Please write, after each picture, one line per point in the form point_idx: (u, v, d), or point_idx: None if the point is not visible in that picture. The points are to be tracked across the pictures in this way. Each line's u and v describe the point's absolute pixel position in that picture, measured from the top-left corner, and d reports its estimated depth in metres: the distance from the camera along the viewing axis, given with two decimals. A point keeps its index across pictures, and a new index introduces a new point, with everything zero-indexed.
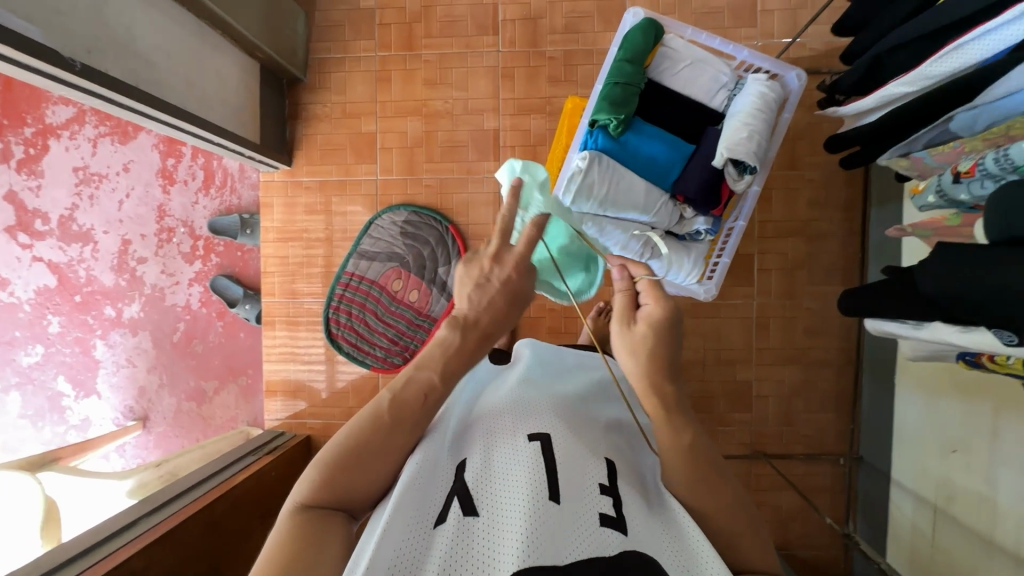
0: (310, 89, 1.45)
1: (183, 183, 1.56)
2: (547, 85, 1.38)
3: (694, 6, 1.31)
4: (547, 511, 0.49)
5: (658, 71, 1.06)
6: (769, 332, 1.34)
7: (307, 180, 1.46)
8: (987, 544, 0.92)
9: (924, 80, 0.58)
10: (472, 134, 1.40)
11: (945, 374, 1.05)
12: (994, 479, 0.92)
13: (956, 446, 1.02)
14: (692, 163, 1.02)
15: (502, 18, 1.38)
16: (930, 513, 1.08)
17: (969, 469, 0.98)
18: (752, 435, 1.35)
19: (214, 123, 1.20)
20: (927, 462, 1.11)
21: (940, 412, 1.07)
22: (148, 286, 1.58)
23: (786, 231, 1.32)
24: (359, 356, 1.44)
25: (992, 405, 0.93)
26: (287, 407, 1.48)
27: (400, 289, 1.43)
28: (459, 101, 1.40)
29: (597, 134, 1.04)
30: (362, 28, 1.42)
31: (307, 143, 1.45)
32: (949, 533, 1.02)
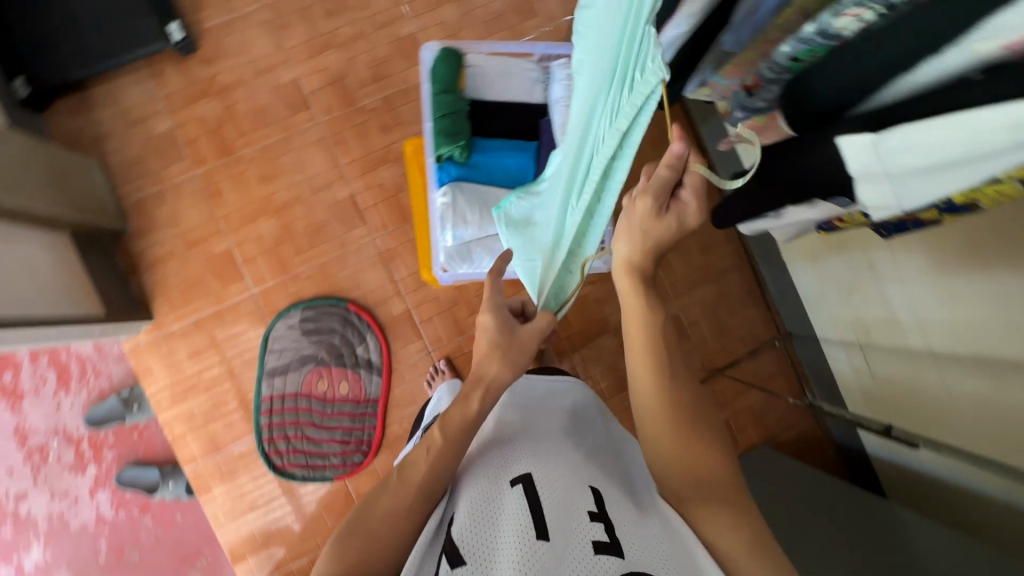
0: (139, 234, 1.32)
1: (34, 392, 1.36)
2: (381, 135, 1.37)
3: (479, 17, 1.39)
4: (547, 553, 0.49)
5: (474, 90, 1.25)
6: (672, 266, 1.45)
7: (178, 327, 1.32)
8: (909, 354, 1.07)
9: (688, 22, 0.67)
10: (329, 209, 1.36)
11: (817, 239, 1.21)
12: (888, 301, 1.08)
13: (852, 289, 1.17)
14: (541, 156, 1.21)
15: (307, 91, 1.36)
16: (859, 352, 1.22)
17: (869, 302, 1.14)
18: (702, 359, 1.46)
19: (40, 317, 1.06)
20: (837, 313, 1.26)
21: (827, 269, 1.23)
22: (43, 521, 1.35)
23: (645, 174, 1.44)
24: (316, 473, 1.34)
25: (860, 245, 1.09)
26: (264, 563, 1.32)
27: (328, 387, 1.35)
28: (302, 184, 1.35)
29: (447, 167, 1.21)
30: (169, 153, 1.33)
31: (161, 289, 1.32)
32: (879, 360, 1.17)
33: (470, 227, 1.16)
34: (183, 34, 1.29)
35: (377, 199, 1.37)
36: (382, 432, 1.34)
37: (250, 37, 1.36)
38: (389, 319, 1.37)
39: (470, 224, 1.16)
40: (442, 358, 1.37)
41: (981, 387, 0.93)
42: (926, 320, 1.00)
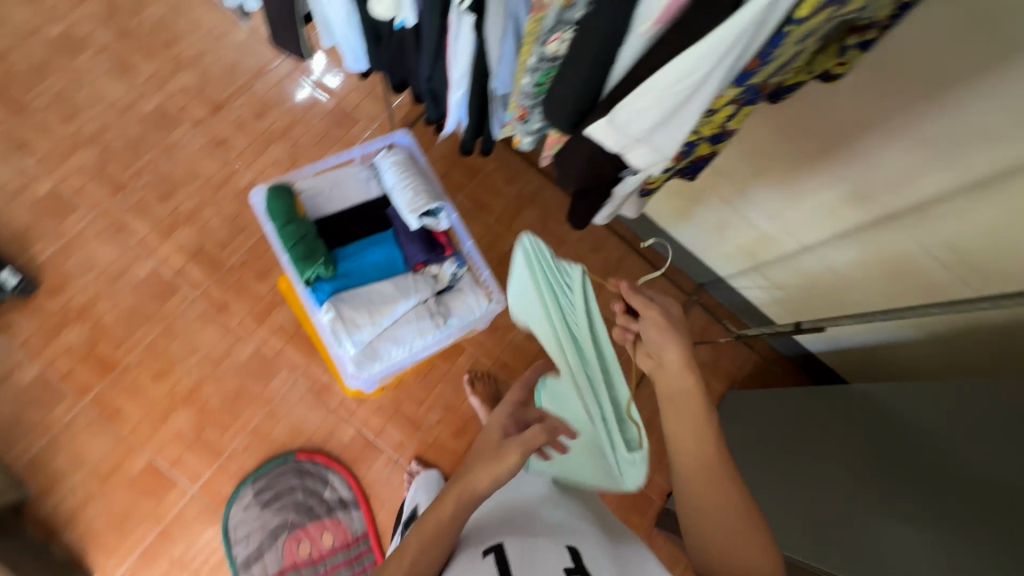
0: (47, 492, 1.22)
1: None
2: (260, 282, 1.38)
3: (307, 142, 1.46)
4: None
5: (317, 209, 1.33)
6: None
7: (127, 565, 1.21)
8: (792, 255, 1.21)
9: (462, 80, 0.77)
10: (238, 373, 1.33)
11: (675, 200, 1.36)
12: (752, 223, 1.23)
13: (722, 227, 1.31)
14: (402, 238, 1.30)
15: (171, 275, 1.35)
16: (756, 273, 1.36)
17: (738, 232, 1.28)
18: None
19: None
20: (721, 252, 1.39)
21: (695, 220, 1.37)
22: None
23: (514, 210, 1.54)
24: None
25: (709, 190, 1.24)
26: None
27: (311, 547, 1.26)
28: (201, 362, 1.32)
29: (320, 285, 1.24)
30: (50, 396, 1.26)
31: (93, 536, 1.22)
32: (773, 273, 1.30)
33: (365, 327, 1.21)
34: (18, 276, 1.25)
35: (282, 342, 1.36)
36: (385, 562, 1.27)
37: (92, 251, 1.34)
38: (344, 447, 1.33)
39: (364, 325, 1.21)
40: (411, 459, 1.34)
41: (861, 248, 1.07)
42: (791, 221, 1.14)
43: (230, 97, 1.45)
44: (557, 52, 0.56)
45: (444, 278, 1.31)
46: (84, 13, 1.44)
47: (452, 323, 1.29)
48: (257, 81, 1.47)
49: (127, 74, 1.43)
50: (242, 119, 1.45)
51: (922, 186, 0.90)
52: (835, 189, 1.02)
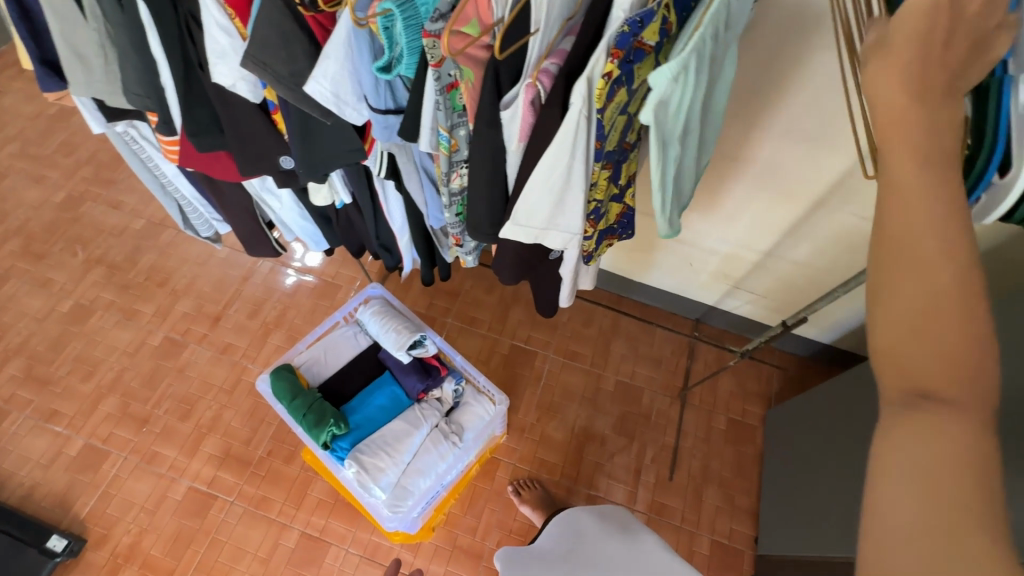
0: None
1: None
2: (290, 464, 1.41)
3: (302, 320, 1.59)
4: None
5: (316, 375, 1.39)
6: (580, 351, 1.59)
7: None
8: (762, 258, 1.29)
9: (405, 226, 1.04)
10: (289, 563, 1.31)
11: (638, 254, 1.46)
12: (711, 246, 1.33)
13: (689, 261, 1.41)
14: (401, 374, 1.37)
15: (205, 486, 1.39)
16: (738, 289, 1.43)
17: (702, 260, 1.38)
18: (666, 393, 1.54)
19: None
20: (698, 282, 1.47)
21: (663, 265, 1.46)
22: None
23: (501, 313, 1.63)
24: None
25: (661, 236, 1.36)
26: None
27: None
28: (251, 565, 1.31)
29: (338, 443, 1.28)
30: None
31: None
32: (753, 281, 1.38)
33: (389, 469, 1.25)
34: (65, 539, 1.29)
35: (324, 517, 1.35)
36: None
37: (129, 490, 1.39)
38: None
39: (388, 466, 1.25)
40: None
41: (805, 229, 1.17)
42: (737, 231, 1.25)
43: (226, 306, 1.60)
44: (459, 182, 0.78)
45: (449, 397, 1.37)
46: (88, 282, 1.63)
47: (469, 438, 1.32)
48: (246, 285, 1.63)
49: (133, 319, 1.59)
50: (240, 321, 1.58)
51: (826, 166, 1.02)
52: (757, 193, 1.14)
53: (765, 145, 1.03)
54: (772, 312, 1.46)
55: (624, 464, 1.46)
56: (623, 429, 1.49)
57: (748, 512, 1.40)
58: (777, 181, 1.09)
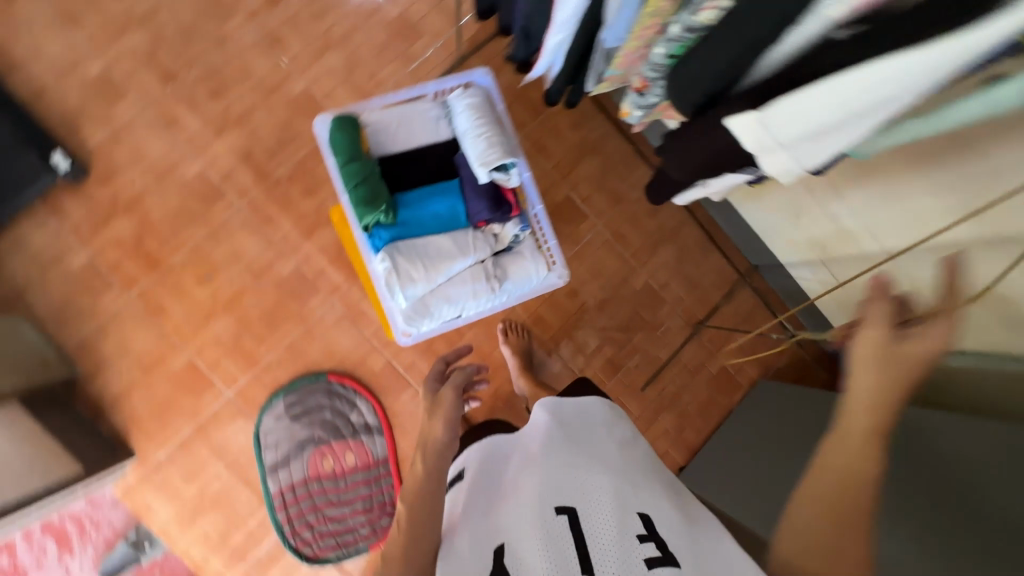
0: (146, 450, 1.40)
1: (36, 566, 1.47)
2: (335, 265, 1.50)
3: None
4: (563, 534, 0.67)
5: (377, 143, 1.20)
6: (627, 238, 1.65)
7: (205, 516, 1.42)
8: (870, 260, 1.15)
9: (564, 24, 0.74)
10: (317, 349, 1.48)
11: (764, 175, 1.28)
12: (835, 218, 1.16)
13: (799, 214, 1.26)
14: (466, 192, 1.18)
15: (259, 256, 1.48)
16: (822, 265, 1.31)
17: (815, 222, 1.23)
18: (682, 313, 1.65)
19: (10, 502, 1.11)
20: (790, 235, 1.34)
21: (776, 198, 1.29)
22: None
23: (579, 158, 1.65)
24: (348, 550, 1.44)
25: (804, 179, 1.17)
26: None
27: (332, 463, 1.46)
28: (284, 344, 1.47)
29: (377, 232, 1.14)
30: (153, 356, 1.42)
31: (174, 485, 1.42)
32: (841, 267, 1.25)
33: (418, 283, 1.13)
34: None
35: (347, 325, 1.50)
36: (400, 485, 1.47)
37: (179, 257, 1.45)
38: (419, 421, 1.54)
39: (417, 281, 1.13)
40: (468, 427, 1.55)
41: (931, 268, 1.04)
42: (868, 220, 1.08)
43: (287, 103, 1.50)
44: (701, 20, 0.58)
45: (505, 239, 1.20)
46: None
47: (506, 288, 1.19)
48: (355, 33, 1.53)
49: (196, 92, 1.48)
50: (300, 125, 1.50)
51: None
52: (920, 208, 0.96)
53: (1001, 184, 0.83)
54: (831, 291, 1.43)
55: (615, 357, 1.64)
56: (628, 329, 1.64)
57: (689, 446, 1.62)
58: (962, 218, 0.91)
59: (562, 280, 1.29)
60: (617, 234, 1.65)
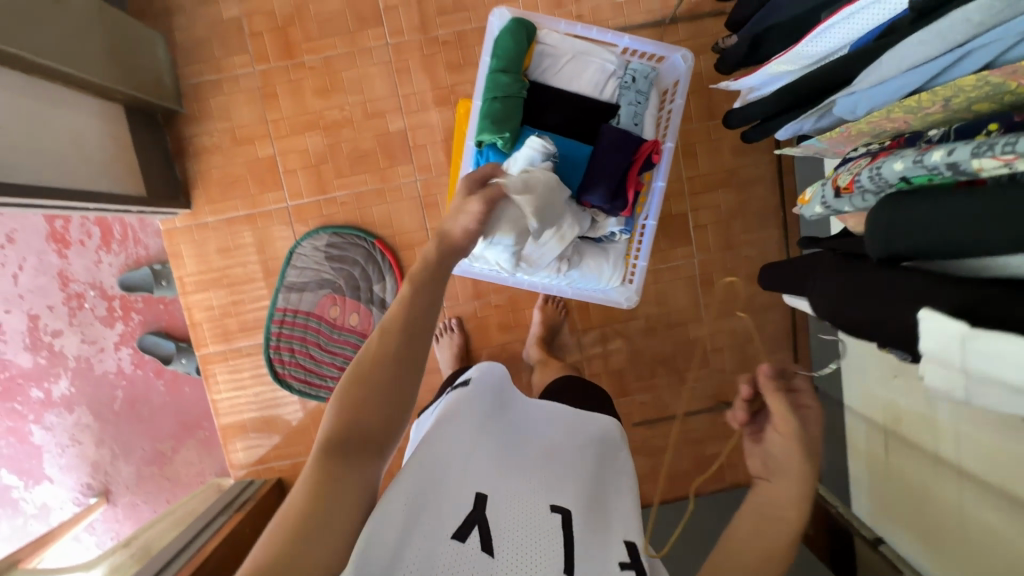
0: (210, 210, 1.52)
1: (79, 244, 1.66)
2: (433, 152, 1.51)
3: None
4: (555, 532, 0.71)
5: (543, 70, 1.24)
6: (712, 286, 1.54)
7: (220, 295, 1.54)
8: (934, 459, 1.07)
9: (799, 60, 0.84)
10: (383, 213, 1.52)
11: None
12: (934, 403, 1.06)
13: (896, 372, 1.14)
14: (598, 159, 1.16)
15: (376, 106, 1.50)
16: (880, 434, 1.20)
17: (909, 394, 1.12)
18: (714, 387, 1.56)
19: (103, 194, 1.25)
20: (871, 385, 1.22)
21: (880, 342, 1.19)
22: (148, 449, 1.71)
23: (715, 183, 1.51)
24: (312, 390, 1.54)
25: None
26: (251, 453, 1.57)
27: (338, 314, 1.54)
28: (355, 197, 1.52)
29: (488, 151, 1.21)
30: (251, 143, 1.51)
31: (211, 255, 1.53)
32: (902, 452, 1.14)
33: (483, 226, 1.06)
34: None
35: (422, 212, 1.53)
36: None
37: (317, 67, 1.49)
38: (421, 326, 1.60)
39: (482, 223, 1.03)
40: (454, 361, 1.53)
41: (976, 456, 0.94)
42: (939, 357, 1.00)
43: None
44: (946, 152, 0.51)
45: (602, 230, 1.23)
46: None
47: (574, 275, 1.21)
48: None
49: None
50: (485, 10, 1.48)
51: None
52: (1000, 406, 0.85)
53: None
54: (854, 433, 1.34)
55: (626, 380, 1.58)
56: (658, 368, 1.57)
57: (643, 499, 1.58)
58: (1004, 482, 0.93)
59: (628, 300, 1.28)
60: (706, 278, 1.54)
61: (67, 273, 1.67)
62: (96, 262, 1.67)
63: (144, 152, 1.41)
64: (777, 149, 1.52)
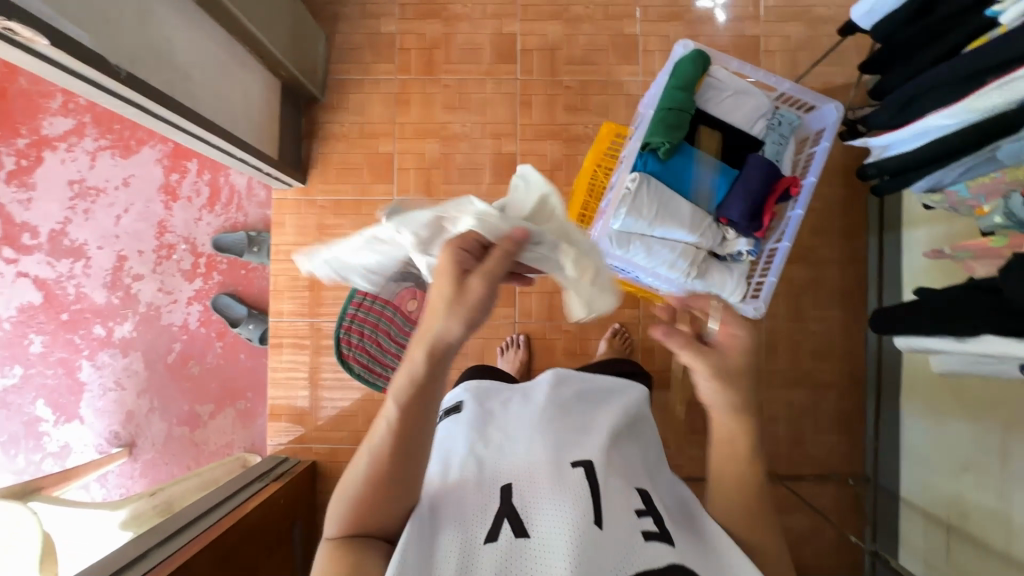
0: (327, 109, 1.40)
1: (186, 199, 1.50)
2: (564, 114, 1.38)
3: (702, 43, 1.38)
4: (581, 489, 0.58)
5: None
6: (778, 354, 1.34)
7: (321, 200, 1.40)
8: (1004, 559, 0.95)
9: None
10: (488, 157, 1.38)
11: (954, 396, 1.08)
12: (1007, 495, 0.96)
13: (967, 464, 1.05)
14: None
15: (520, 48, 1.39)
16: (943, 531, 1.10)
17: (982, 486, 1.01)
18: (765, 458, 1.33)
19: (234, 135, 1.06)
20: (935, 479, 1.13)
21: (949, 433, 1.10)
22: (183, 408, 1.50)
23: (836, 238, 1.34)
24: (370, 377, 1.37)
25: (1002, 425, 0.97)
26: (291, 432, 1.39)
27: (415, 309, 1.39)
28: (476, 126, 1.38)
29: None
30: (383, 52, 1.39)
31: (323, 162, 1.40)
32: (964, 550, 1.04)
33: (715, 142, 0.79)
34: None
35: (533, 168, 1.38)
36: (442, 371, 1.37)
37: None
38: None
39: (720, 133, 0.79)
40: (521, 331, 1.35)
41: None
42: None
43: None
44: None
45: None
46: None
47: None
48: None
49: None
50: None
51: None
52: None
53: None
54: (903, 537, 1.21)
55: (677, 430, 1.33)
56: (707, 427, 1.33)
57: None
58: None
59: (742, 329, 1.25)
60: (794, 344, 1.34)
61: (167, 223, 1.50)
62: (196, 219, 1.50)
63: (285, 109, 1.28)
64: (873, 233, 1.31)
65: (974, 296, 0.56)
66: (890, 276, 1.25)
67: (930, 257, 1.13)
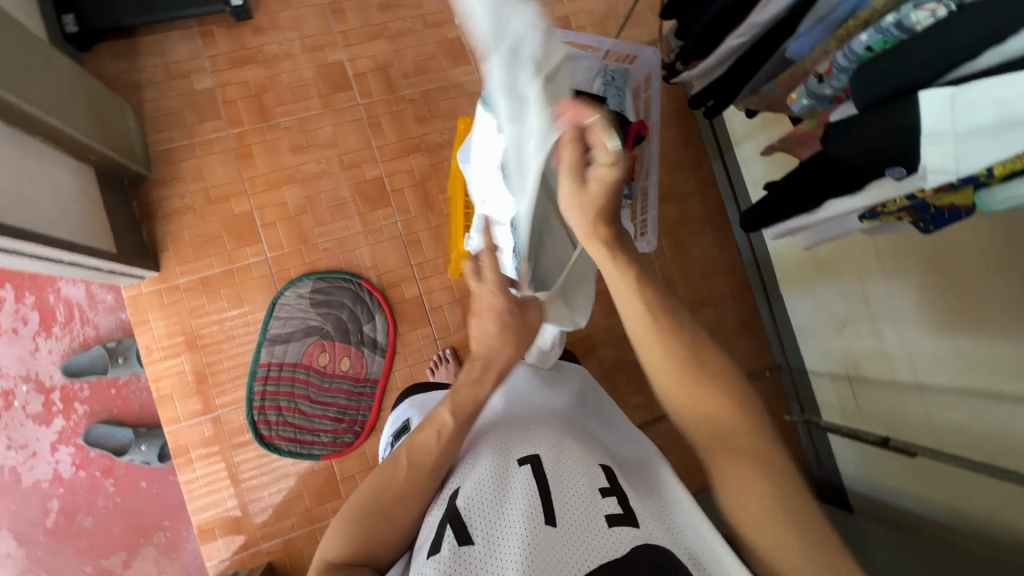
0: (161, 184, 1.26)
1: (11, 333, 1.26)
2: (415, 125, 1.38)
3: None
4: (529, 487, 0.51)
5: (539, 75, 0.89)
6: (676, 286, 1.47)
7: (184, 282, 1.25)
8: (897, 386, 1.13)
9: None
10: (355, 187, 1.34)
11: (816, 270, 1.28)
12: (881, 334, 1.14)
13: (845, 321, 1.24)
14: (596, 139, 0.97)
15: (352, 73, 1.37)
16: (847, 384, 1.28)
17: (861, 335, 1.20)
18: None
19: (59, 237, 0.93)
20: (827, 344, 1.32)
21: (823, 300, 1.29)
22: (86, 571, 1.25)
23: (688, 174, 1.50)
24: (303, 450, 1.26)
25: (858, 277, 1.16)
26: (232, 542, 1.22)
27: (328, 362, 1.29)
28: (331, 159, 1.34)
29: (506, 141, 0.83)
30: (206, 109, 1.29)
31: (173, 242, 1.26)
32: (868, 392, 1.22)
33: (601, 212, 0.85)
34: None
35: (405, 185, 1.36)
36: (379, 414, 1.29)
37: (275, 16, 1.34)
38: (400, 301, 1.33)
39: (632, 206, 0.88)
40: (446, 346, 1.34)
41: (950, 356, 0.99)
42: (885, 246, 1.06)
43: None
44: None
45: None
46: None
47: None
48: None
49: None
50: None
51: None
52: (963, 273, 0.92)
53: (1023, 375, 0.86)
54: (823, 403, 1.38)
55: (618, 385, 1.40)
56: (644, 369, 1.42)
57: None
58: (958, 385, 0.99)
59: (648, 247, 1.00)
60: (687, 273, 1.47)
61: None
62: (32, 351, 1.27)
63: (108, 195, 1.14)
64: (715, 158, 1.49)
65: (819, 164, 0.63)
66: (739, 190, 1.43)
67: (764, 159, 1.31)
